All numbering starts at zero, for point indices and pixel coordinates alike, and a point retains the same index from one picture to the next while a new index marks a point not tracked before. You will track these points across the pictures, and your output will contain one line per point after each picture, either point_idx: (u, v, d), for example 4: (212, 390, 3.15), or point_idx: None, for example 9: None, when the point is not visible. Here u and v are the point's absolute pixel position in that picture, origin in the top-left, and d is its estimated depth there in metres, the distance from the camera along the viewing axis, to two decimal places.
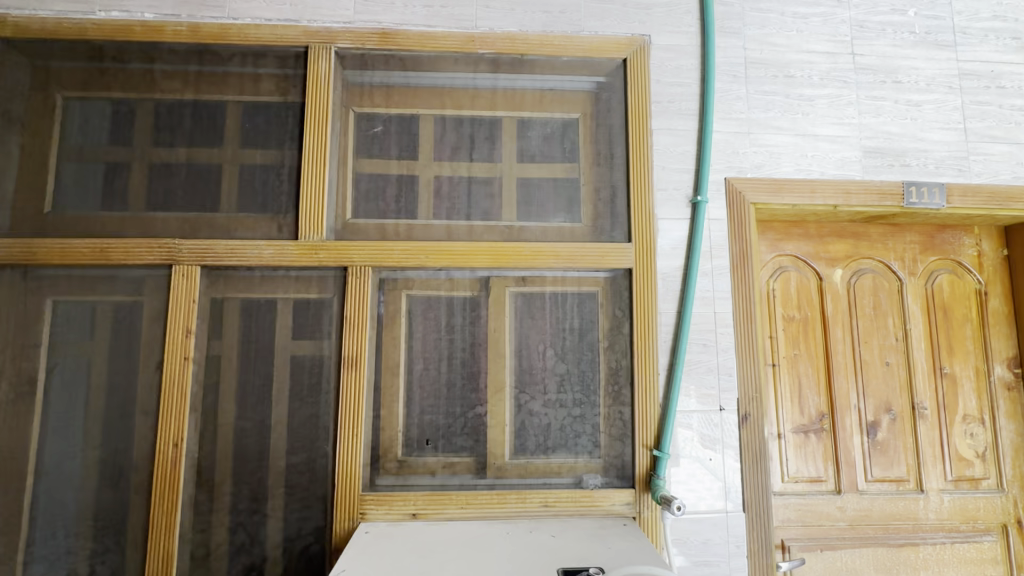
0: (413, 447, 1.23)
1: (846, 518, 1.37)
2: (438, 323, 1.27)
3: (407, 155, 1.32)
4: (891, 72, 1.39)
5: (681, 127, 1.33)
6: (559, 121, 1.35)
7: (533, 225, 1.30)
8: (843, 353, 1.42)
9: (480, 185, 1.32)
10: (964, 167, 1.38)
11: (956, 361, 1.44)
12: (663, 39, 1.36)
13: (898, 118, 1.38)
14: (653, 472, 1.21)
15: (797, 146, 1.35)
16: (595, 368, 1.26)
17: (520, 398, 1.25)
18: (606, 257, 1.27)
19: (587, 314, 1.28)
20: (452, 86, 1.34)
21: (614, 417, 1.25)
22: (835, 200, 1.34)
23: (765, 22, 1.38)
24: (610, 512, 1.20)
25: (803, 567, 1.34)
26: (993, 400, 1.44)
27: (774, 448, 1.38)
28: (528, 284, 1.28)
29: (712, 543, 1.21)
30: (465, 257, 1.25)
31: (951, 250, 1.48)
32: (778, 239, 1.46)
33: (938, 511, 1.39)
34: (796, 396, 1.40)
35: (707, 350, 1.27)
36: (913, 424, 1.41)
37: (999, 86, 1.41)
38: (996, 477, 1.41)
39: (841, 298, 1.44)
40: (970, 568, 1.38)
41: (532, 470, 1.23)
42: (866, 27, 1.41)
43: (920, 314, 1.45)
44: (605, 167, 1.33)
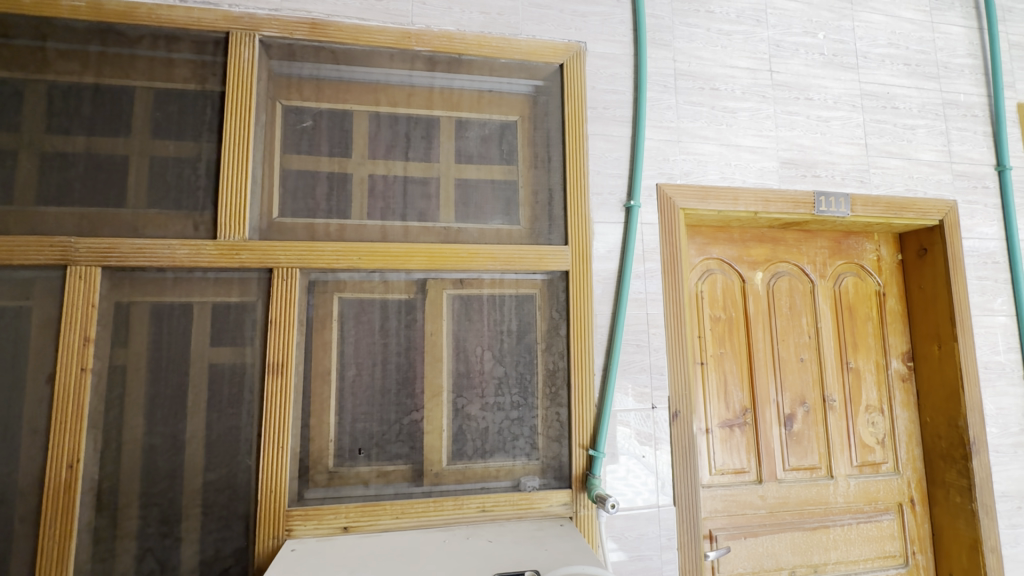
0: (345, 457, 1.17)
1: (766, 505, 1.45)
2: (372, 327, 1.22)
3: (338, 152, 1.26)
4: (804, 90, 1.50)
5: (615, 133, 1.37)
6: (497, 123, 1.35)
7: (470, 227, 1.29)
8: (763, 350, 1.51)
9: (417, 185, 1.28)
10: (865, 180, 1.51)
11: (860, 356, 1.58)
12: (598, 47, 1.39)
13: (809, 132, 1.49)
14: (589, 471, 1.22)
15: (721, 155, 1.42)
16: (533, 370, 1.27)
17: (457, 402, 1.23)
18: (544, 259, 1.28)
19: (525, 316, 1.28)
20: (387, 83, 1.30)
21: (551, 418, 1.26)
22: (756, 207, 1.42)
23: (692, 36, 1.45)
24: (547, 513, 1.21)
25: (729, 555, 1.41)
26: (891, 390, 1.58)
27: (702, 443, 1.44)
28: (465, 286, 1.27)
29: (645, 538, 1.25)
30: (400, 259, 1.22)
31: (855, 255, 1.62)
32: (705, 243, 1.53)
33: (846, 495, 1.51)
34: (722, 393, 1.47)
35: (640, 350, 1.31)
36: (824, 415, 1.53)
37: (894, 107, 1.56)
38: (893, 461, 1.56)
39: (761, 299, 1.54)
40: (872, 545, 1.51)
41: (470, 475, 1.21)
42: (783, 47, 1.51)
43: (829, 313, 1.57)
44: (542, 170, 1.34)
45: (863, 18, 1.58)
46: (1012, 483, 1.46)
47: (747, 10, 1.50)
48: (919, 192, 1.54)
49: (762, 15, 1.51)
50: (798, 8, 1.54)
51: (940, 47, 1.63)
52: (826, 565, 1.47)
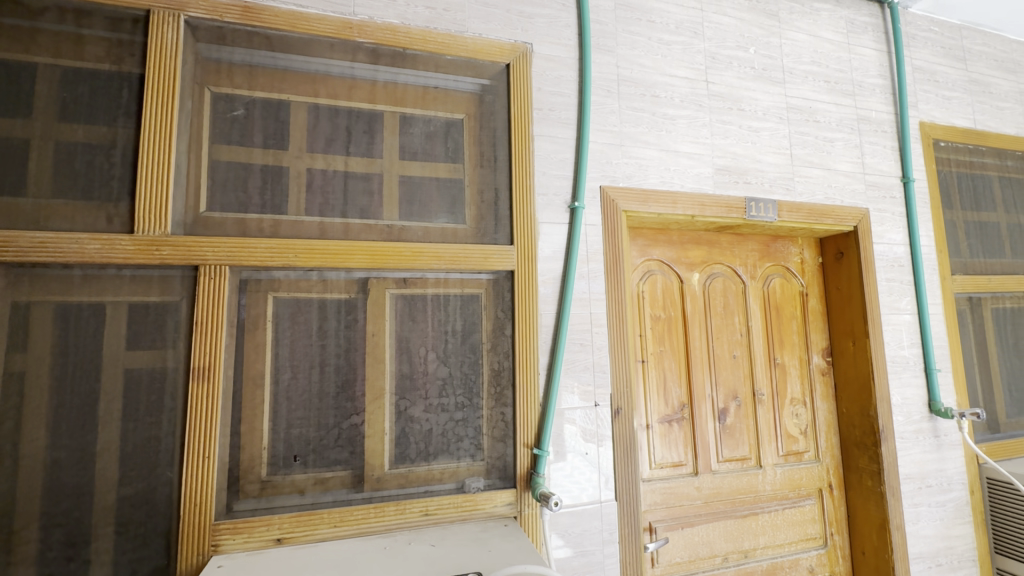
0: (279, 465, 1.11)
1: (701, 496, 1.52)
2: (308, 328, 1.16)
3: (273, 143, 1.20)
4: (736, 101, 1.59)
5: (561, 135, 1.38)
6: (443, 120, 1.33)
7: (414, 225, 1.26)
8: (699, 348, 1.58)
9: (358, 180, 1.24)
10: (791, 187, 1.61)
11: (785, 352, 1.68)
12: (544, 49, 1.40)
13: (742, 141, 1.58)
14: (533, 470, 1.23)
15: (661, 160, 1.48)
16: (478, 370, 1.26)
17: (400, 405, 1.20)
18: (489, 259, 1.27)
19: (470, 316, 1.27)
20: (327, 74, 1.25)
21: (496, 419, 1.25)
22: (693, 210, 1.48)
23: (634, 43, 1.49)
24: (492, 514, 1.20)
25: (667, 545, 1.46)
26: (812, 384, 1.70)
27: (642, 438, 1.49)
28: (409, 286, 1.24)
29: (588, 533, 1.27)
30: (340, 257, 1.17)
31: (782, 257, 1.74)
32: (646, 245, 1.58)
33: (773, 482, 1.61)
34: (662, 389, 1.53)
35: (584, 349, 1.33)
36: (754, 408, 1.62)
37: (816, 120, 1.68)
38: (814, 450, 1.68)
39: (697, 299, 1.61)
40: (796, 529, 1.61)
41: (413, 478, 1.18)
42: (718, 59, 1.59)
43: (759, 312, 1.67)
44: (488, 169, 1.34)
45: (789, 36, 1.69)
46: (915, 466, 1.61)
47: (685, 22, 1.56)
48: (837, 201, 1.66)
49: (699, 28, 1.58)
50: (732, 23, 1.62)
51: (855, 67, 1.78)
52: (755, 550, 1.55)
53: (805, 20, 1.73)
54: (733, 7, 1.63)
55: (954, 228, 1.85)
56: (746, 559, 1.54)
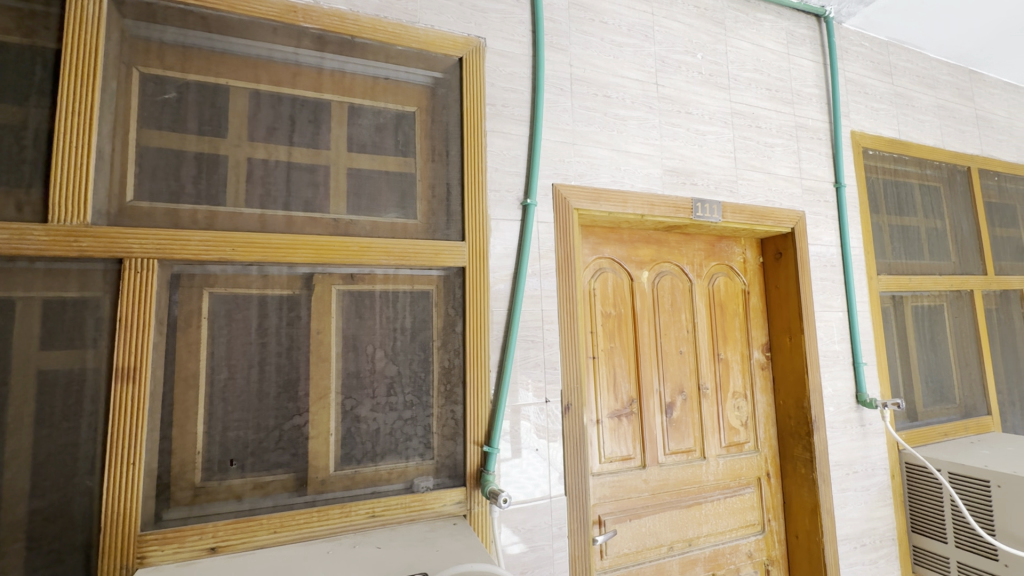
0: (214, 470, 1.05)
1: (649, 488, 1.56)
2: (247, 325, 1.11)
3: (209, 130, 1.13)
4: (684, 104, 1.64)
5: (513, 132, 1.38)
6: (393, 113, 1.29)
7: (362, 220, 1.22)
8: (648, 345, 1.62)
9: (303, 172, 1.19)
10: (734, 190, 1.68)
11: (729, 348, 1.76)
12: (497, 44, 1.39)
13: (689, 143, 1.63)
14: (483, 468, 1.22)
15: (613, 160, 1.50)
16: (428, 368, 1.24)
17: (346, 404, 1.16)
18: (440, 255, 1.25)
19: (419, 313, 1.25)
20: (268, 59, 1.19)
21: (446, 417, 1.24)
22: (642, 210, 1.52)
23: (587, 43, 1.51)
24: (441, 513, 1.19)
25: (615, 537, 1.49)
26: (753, 378, 1.79)
27: (593, 433, 1.51)
28: (356, 282, 1.20)
29: (537, 529, 1.28)
30: (283, 251, 1.12)
31: (726, 257, 1.81)
32: (598, 243, 1.61)
33: (716, 473, 1.67)
34: (612, 385, 1.56)
35: (535, 345, 1.33)
36: (698, 402, 1.68)
37: (758, 126, 1.76)
38: (754, 441, 1.76)
39: (647, 296, 1.65)
40: (737, 516, 1.69)
41: (359, 480, 1.15)
42: (667, 63, 1.63)
43: (704, 309, 1.73)
44: (440, 164, 1.32)
45: (734, 44, 1.76)
46: (843, 453, 1.72)
47: (637, 24, 1.60)
48: (777, 203, 1.75)
49: (650, 31, 1.61)
50: (681, 29, 1.67)
51: (794, 76, 1.87)
52: (699, 538, 1.62)
53: (749, 29, 1.80)
54: (682, 13, 1.68)
55: (880, 231, 1.99)
56: (690, 547, 1.60)
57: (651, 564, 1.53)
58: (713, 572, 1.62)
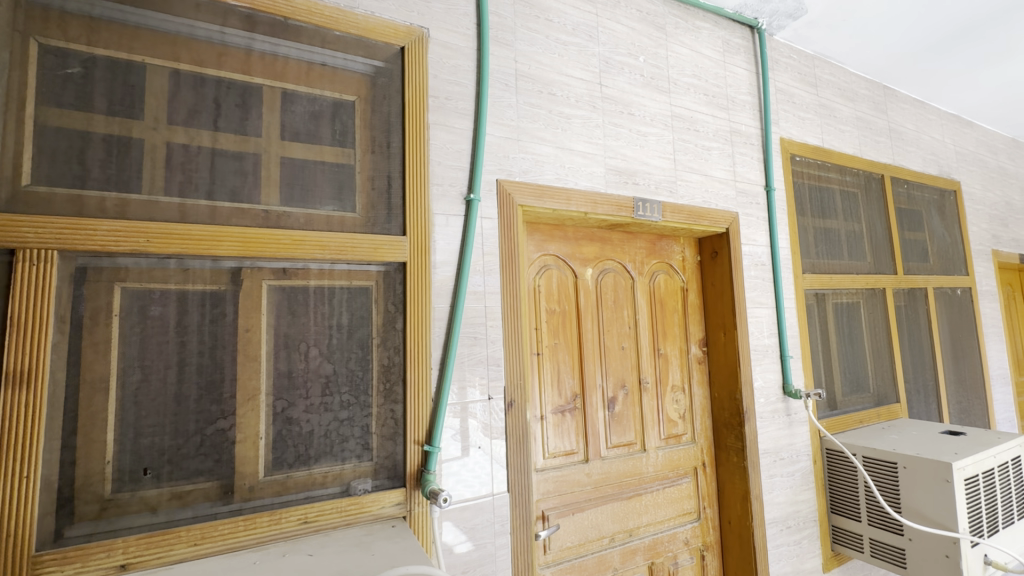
0: (125, 480, 0.97)
1: (591, 482, 1.59)
2: (164, 323, 1.03)
3: (121, 110, 1.04)
4: (627, 105, 1.67)
5: (457, 125, 1.36)
6: (330, 101, 1.24)
7: (296, 211, 1.16)
8: (591, 341, 1.65)
9: (229, 159, 1.12)
10: (673, 190, 1.74)
11: (668, 343, 1.82)
12: (441, 36, 1.36)
13: (631, 143, 1.66)
14: (424, 467, 1.20)
15: (557, 157, 1.51)
16: (366, 367, 1.20)
17: (277, 406, 1.10)
18: (379, 250, 1.21)
19: (357, 310, 1.21)
20: (190, 36, 1.10)
21: (385, 416, 1.20)
22: (585, 207, 1.53)
23: (533, 40, 1.51)
24: (379, 516, 1.15)
25: (559, 531, 1.51)
26: (690, 372, 1.85)
27: (537, 429, 1.52)
28: (289, 277, 1.14)
29: (479, 527, 1.26)
30: (206, 243, 1.05)
31: (666, 255, 1.87)
32: (543, 240, 1.61)
33: (656, 464, 1.73)
34: (556, 381, 1.57)
35: (477, 342, 1.32)
36: (639, 396, 1.72)
37: (696, 129, 1.82)
38: (691, 432, 1.83)
39: (590, 293, 1.67)
40: (675, 505, 1.75)
41: (291, 485, 1.09)
42: (611, 64, 1.66)
43: (645, 306, 1.78)
44: (380, 155, 1.27)
45: (674, 49, 1.82)
46: (771, 442, 1.83)
47: (582, 24, 1.61)
48: (712, 204, 1.82)
49: (594, 32, 1.64)
50: (624, 31, 1.71)
51: (730, 83, 1.96)
52: (639, 528, 1.66)
53: (688, 35, 1.87)
54: (625, 16, 1.71)
55: (806, 233, 2.12)
56: (631, 537, 1.64)
57: (593, 556, 1.56)
58: (652, 560, 1.67)
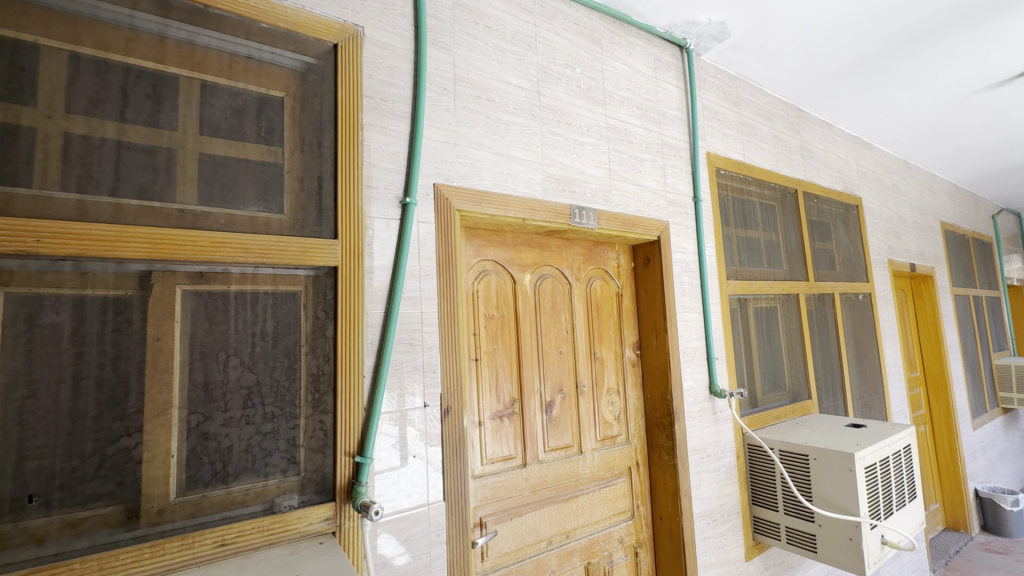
0: (6, 510, 0.86)
1: (529, 486, 1.60)
2: (57, 333, 0.93)
3: (7, 94, 0.93)
4: (564, 115, 1.71)
5: (393, 128, 1.33)
6: (255, 95, 1.17)
7: (215, 212, 1.09)
8: (530, 345, 1.66)
9: (138, 153, 1.03)
10: (608, 199, 1.79)
11: (604, 347, 1.87)
12: (377, 35, 1.33)
13: (568, 152, 1.70)
14: (355, 479, 1.15)
15: (495, 163, 1.52)
16: (293, 376, 1.14)
17: (191, 421, 1.02)
18: (308, 253, 1.16)
19: (283, 317, 1.15)
20: (93, 17, 1.01)
21: (313, 428, 1.15)
22: (523, 214, 1.55)
23: (471, 46, 1.51)
24: (306, 533, 1.09)
25: (496, 537, 1.50)
26: (625, 375, 1.91)
27: (474, 435, 1.51)
28: (206, 281, 1.07)
29: (413, 539, 1.23)
30: (110, 244, 0.96)
31: (602, 261, 1.92)
32: (482, 245, 1.61)
33: (592, 465, 1.77)
34: (494, 387, 1.57)
35: (413, 349, 1.29)
36: (576, 399, 1.76)
37: (630, 141, 1.90)
38: (626, 433, 1.89)
39: (529, 299, 1.69)
40: (610, 505, 1.80)
41: (207, 506, 1.02)
42: (549, 73, 1.69)
43: (582, 310, 1.82)
44: (310, 155, 1.23)
45: (609, 63, 1.89)
46: (699, 439, 1.92)
47: (520, 33, 1.64)
48: (645, 213, 1.90)
49: (533, 41, 1.67)
50: (562, 42, 1.75)
51: (661, 98, 2.05)
52: (576, 529, 1.69)
53: (622, 50, 1.94)
54: (563, 28, 1.76)
55: (729, 242, 2.26)
56: (567, 539, 1.66)
57: (530, 560, 1.57)
58: (589, 560, 1.71)
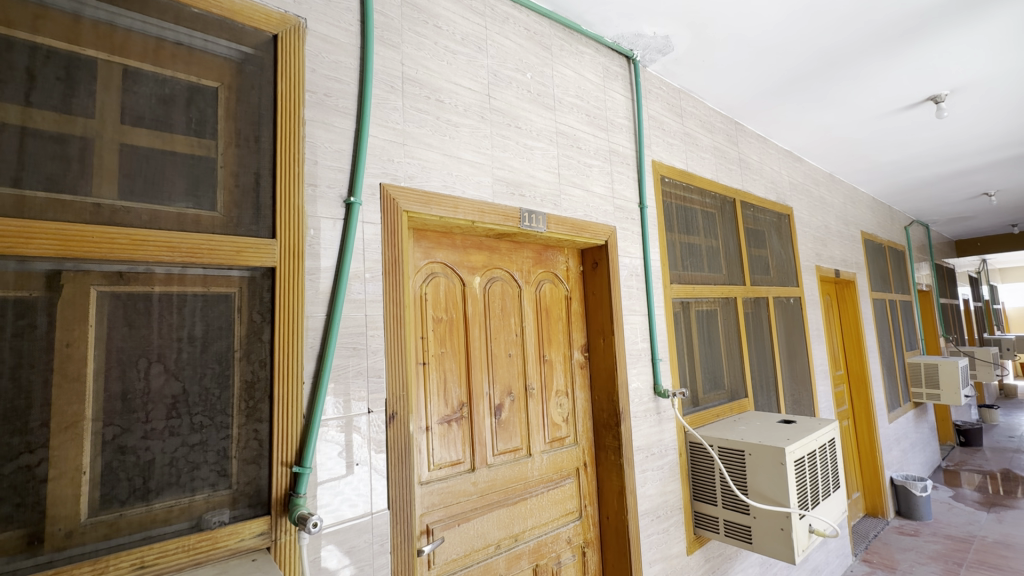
0: None
1: (477, 490, 1.58)
2: None
3: None
4: (515, 119, 1.72)
5: (338, 124, 1.29)
6: (184, 84, 1.10)
7: (138, 207, 1.01)
8: (479, 348, 1.65)
9: (49, 142, 0.94)
10: (558, 203, 1.82)
11: (553, 350, 1.89)
12: (321, 28, 1.29)
13: (518, 155, 1.71)
14: (292, 491, 1.09)
15: (444, 165, 1.50)
16: (224, 384, 1.07)
17: (106, 434, 0.94)
18: (242, 253, 1.10)
19: (213, 321, 1.08)
20: None
21: (247, 438, 1.09)
22: (472, 216, 1.54)
23: (420, 45, 1.49)
24: (237, 550, 1.03)
25: (443, 544, 1.47)
26: (573, 377, 1.94)
27: (421, 441, 1.48)
28: (126, 282, 0.99)
29: (357, 550, 1.19)
30: (11, 240, 0.87)
31: (551, 265, 1.94)
32: (430, 247, 1.59)
33: (541, 467, 1.77)
34: (442, 391, 1.55)
35: (357, 353, 1.25)
36: (525, 402, 1.76)
37: (579, 146, 1.93)
38: (574, 434, 1.91)
39: (478, 301, 1.68)
40: (558, 506, 1.81)
41: (124, 526, 0.94)
42: (499, 77, 1.70)
43: (531, 313, 1.83)
44: (247, 150, 1.16)
45: (559, 69, 1.92)
46: (643, 439, 1.98)
47: (471, 35, 1.63)
48: (593, 218, 1.94)
49: (483, 44, 1.66)
50: (512, 47, 1.76)
51: (609, 106, 2.11)
52: (524, 532, 1.69)
53: (572, 58, 1.98)
54: (513, 33, 1.77)
55: (673, 247, 2.35)
56: (515, 542, 1.66)
57: (478, 565, 1.56)
58: (537, 563, 1.71)
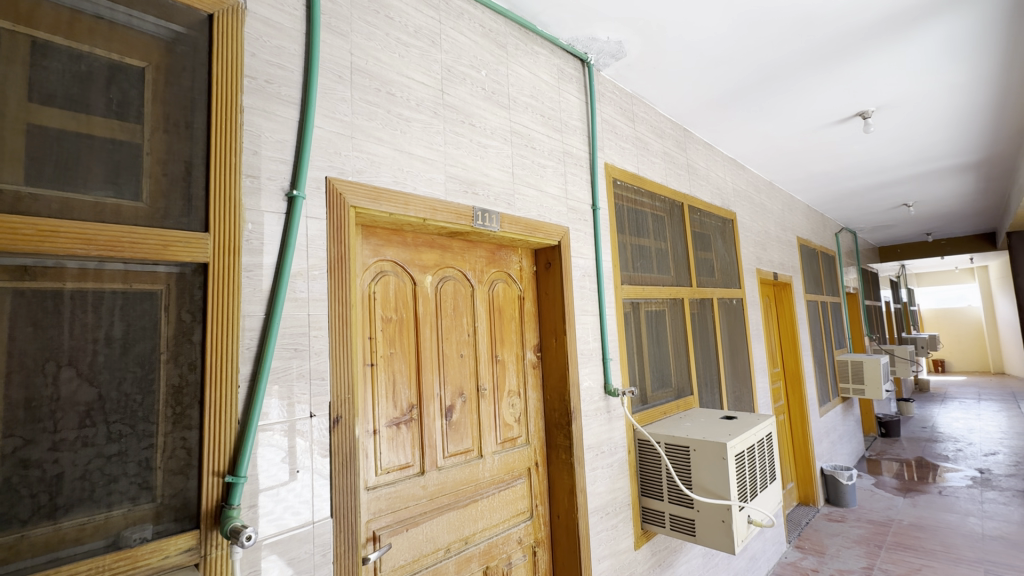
0: None
1: (427, 493, 1.55)
2: None
3: None
4: (468, 116, 1.70)
5: (280, 113, 1.22)
6: (104, 61, 1.00)
7: (47, 195, 0.91)
8: (429, 349, 1.62)
9: None
10: (511, 202, 1.81)
11: (505, 350, 1.88)
12: (262, 10, 1.21)
13: (472, 153, 1.69)
14: (224, 502, 1.02)
15: (395, 160, 1.45)
16: (146, 389, 0.99)
17: (5, 447, 0.84)
18: (170, 247, 1.01)
19: (135, 321, 0.99)
20: None
21: (173, 447, 1.01)
22: (424, 213, 1.50)
23: (370, 35, 1.44)
24: (160, 568, 0.95)
25: (390, 551, 1.43)
26: (526, 377, 1.94)
27: (369, 445, 1.43)
28: (32, 278, 0.90)
29: (297, 561, 1.13)
30: None
31: (504, 264, 1.93)
32: (380, 245, 1.54)
33: (492, 468, 1.76)
34: (391, 393, 1.50)
35: (298, 354, 1.19)
36: (477, 403, 1.74)
37: (533, 146, 1.93)
38: (526, 434, 1.91)
39: (429, 301, 1.64)
40: (509, 506, 1.80)
41: (26, 548, 0.84)
42: (453, 73, 1.67)
43: (483, 313, 1.81)
44: (177, 136, 1.08)
45: (514, 68, 1.91)
46: (594, 437, 2.01)
47: (424, 28, 1.59)
48: (547, 218, 1.95)
49: (437, 38, 1.63)
50: (466, 43, 1.73)
51: (563, 108, 2.12)
52: (474, 534, 1.67)
53: (527, 57, 1.97)
54: (468, 29, 1.74)
55: (624, 249, 2.40)
56: (466, 545, 1.64)
57: (426, 570, 1.52)
58: (487, 564, 1.70)
